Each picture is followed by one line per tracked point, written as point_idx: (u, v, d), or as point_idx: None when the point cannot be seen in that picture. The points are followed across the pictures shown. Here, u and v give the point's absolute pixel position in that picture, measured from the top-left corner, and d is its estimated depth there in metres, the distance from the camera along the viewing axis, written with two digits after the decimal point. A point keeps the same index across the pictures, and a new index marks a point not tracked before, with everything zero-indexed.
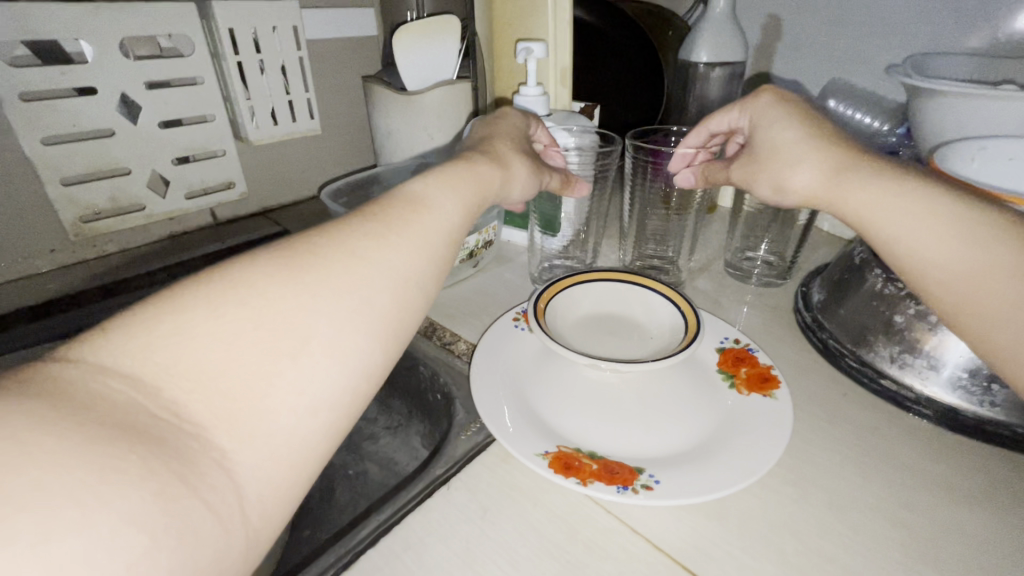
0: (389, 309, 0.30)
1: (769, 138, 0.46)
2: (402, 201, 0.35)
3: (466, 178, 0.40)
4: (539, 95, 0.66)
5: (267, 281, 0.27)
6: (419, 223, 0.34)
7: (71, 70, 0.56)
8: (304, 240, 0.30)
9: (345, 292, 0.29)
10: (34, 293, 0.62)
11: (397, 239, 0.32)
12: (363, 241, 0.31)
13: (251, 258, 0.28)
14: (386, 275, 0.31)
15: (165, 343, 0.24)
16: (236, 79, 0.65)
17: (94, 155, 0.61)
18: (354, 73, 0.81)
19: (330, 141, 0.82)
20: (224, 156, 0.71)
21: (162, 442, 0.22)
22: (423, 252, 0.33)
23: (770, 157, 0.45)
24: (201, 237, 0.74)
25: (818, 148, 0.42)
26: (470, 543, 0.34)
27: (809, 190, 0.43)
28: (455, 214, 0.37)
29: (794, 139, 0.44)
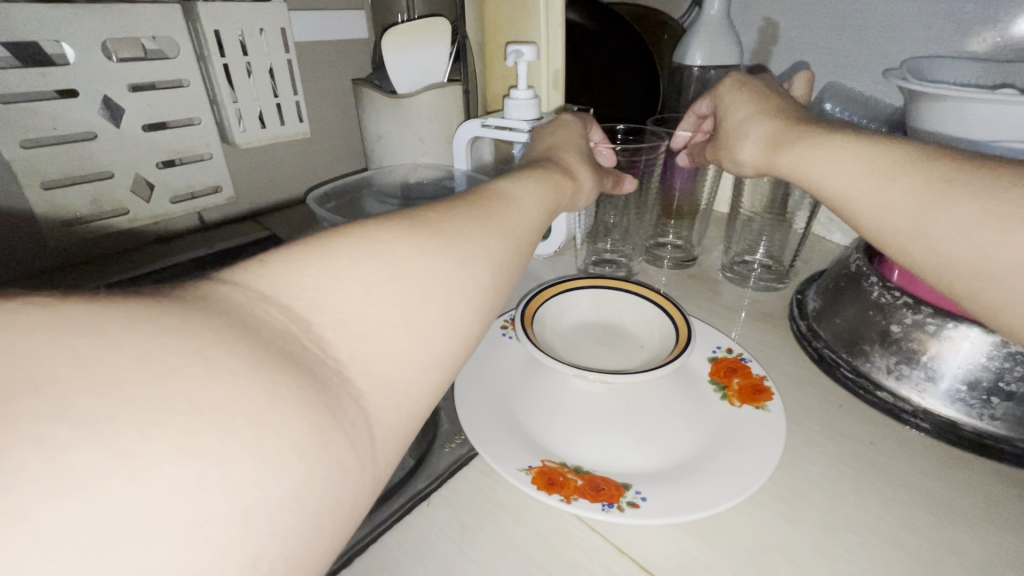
0: (490, 286, 0.30)
1: (728, 116, 0.49)
2: (493, 191, 0.36)
3: (545, 181, 0.41)
4: (530, 98, 0.65)
5: (397, 237, 0.26)
6: (512, 212, 0.35)
7: (52, 73, 0.55)
8: (423, 210, 0.30)
9: (463, 261, 0.28)
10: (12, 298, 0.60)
11: (494, 222, 0.32)
12: (470, 221, 0.31)
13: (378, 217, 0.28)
14: (487, 254, 0.30)
15: (314, 283, 0.23)
16: (223, 82, 0.65)
17: (75, 158, 0.59)
18: (344, 75, 0.80)
19: (320, 143, 0.82)
20: (210, 160, 0.70)
21: (314, 373, 0.21)
22: (519, 238, 0.34)
23: (727, 134, 0.49)
24: (186, 242, 0.73)
25: (761, 121, 0.45)
26: (449, 563, 0.33)
27: (761, 162, 0.45)
28: (540, 208, 0.38)
29: (744, 119, 0.47)
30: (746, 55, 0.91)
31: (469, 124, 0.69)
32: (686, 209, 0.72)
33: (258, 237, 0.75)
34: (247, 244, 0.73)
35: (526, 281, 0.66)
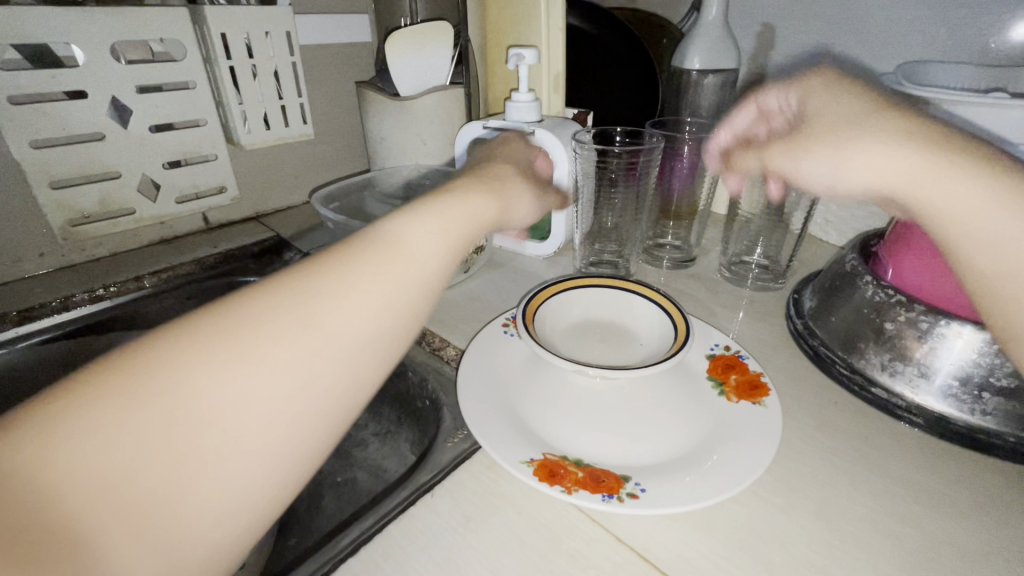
0: (332, 391, 0.27)
1: (821, 119, 0.41)
2: (372, 237, 0.31)
3: (459, 206, 0.36)
4: (530, 101, 0.66)
5: (197, 363, 0.24)
6: (391, 270, 0.30)
7: (62, 74, 0.56)
8: (255, 300, 0.27)
9: (297, 367, 0.26)
10: (21, 296, 0.61)
11: (354, 295, 0.28)
12: (317, 303, 0.27)
13: (184, 331, 0.25)
14: (335, 346, 0.27)
15: (67, 443, 0.21)
16: (229, 84, 0.66)
17: (83, 159, 0.60)
18: (348, 78, 0.81)
19: (324, 145, 0.83)
20: (215, 161, 0.71)
21: (50, 562, 0.20)
22: (393, 304, 0.30)
23: (820, 141, 0.40)
24: (191, 242, 0.74)
25: (878, 126, 0.38)
26: (453, 552, 0.34)
27: (886, 180, 0.37)
28: (443, 247, 0.33)
29: (844, 128, 0.39)
30: (744, 59, 0.92)
31: (470, 127, 0.70)
32: (684, 210, 0.74)
33: (262, 238, 0.76)
34: (251, 245, 0.74)
35: (527, 281, 0.67)
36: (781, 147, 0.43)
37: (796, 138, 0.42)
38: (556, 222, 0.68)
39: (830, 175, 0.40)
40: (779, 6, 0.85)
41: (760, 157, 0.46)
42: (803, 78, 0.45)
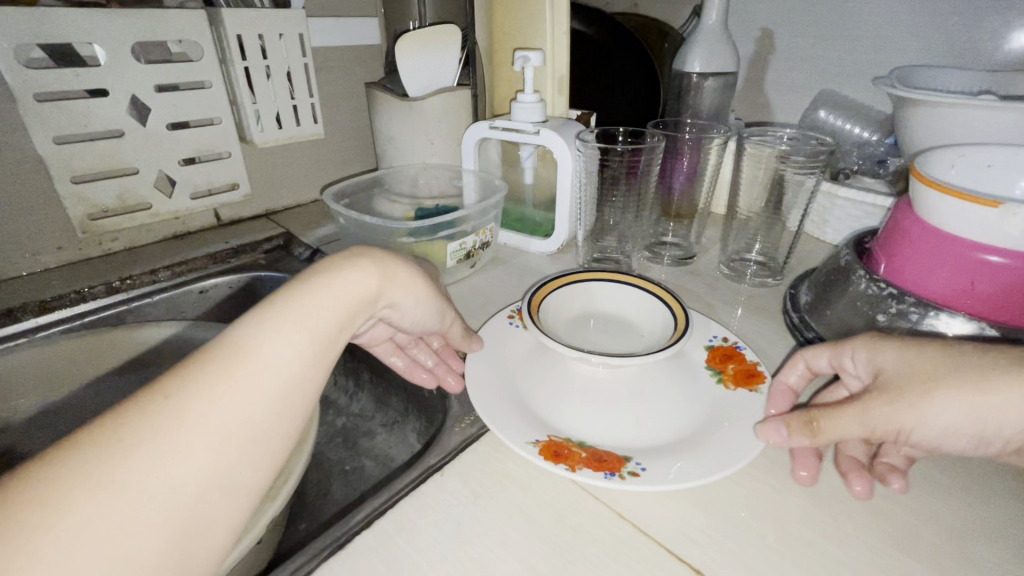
0: (207, 502, 0.26)
1: (905, 374, 0.36)
2: (209, 358, 0.29)
3: (321, 305, 0.33)
4: (535, 102, 0.68)
5: (55, 497, 0.23)
6: (235, 392, 0.28)
7: (85, 73, 0.58)
8: (116, 428, 0.25)
9: (120, 530, 0.23)
10: (39, 288, 0.63)
11: (192, 430, 0.26)
12: (137, 450, 0.25)
13: (39, 470, 0.23)
14: (169, 494, 0.25)
15: None
16: (243, 84, 0.68)
17: (103, 155, 0.62)
18: (358, 79, 0.83)
19: (333, 145, 0.85)
20: (228, 158, 0.73)
21: None
22: (241, 433, 0.28)
23: (924, 392, 0.34)
24: (203, 237, 0.76)
25: (989, 373, 0.33)
26: (462, 525, 0.35)
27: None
28: (301, 353, 0.31)
29: (959, 375, 0.34)
30: (744, 63, 0.94)
31: (477, 127, 0.72)
32: (684, 211, 0.76)
33: (272, 234, 0.78)
34: (261, 241, 0.76)
35: (531, 276, 0.69)
36: (882, 400, 0.35)
37: (895, 390, 0.35)
38: (560, 221, 0.70)
39: (972, 425, 0.33)
40: (778, 11, 0.87)
41: (862, 426, 0.36)
42: (855, 342, 0.41)
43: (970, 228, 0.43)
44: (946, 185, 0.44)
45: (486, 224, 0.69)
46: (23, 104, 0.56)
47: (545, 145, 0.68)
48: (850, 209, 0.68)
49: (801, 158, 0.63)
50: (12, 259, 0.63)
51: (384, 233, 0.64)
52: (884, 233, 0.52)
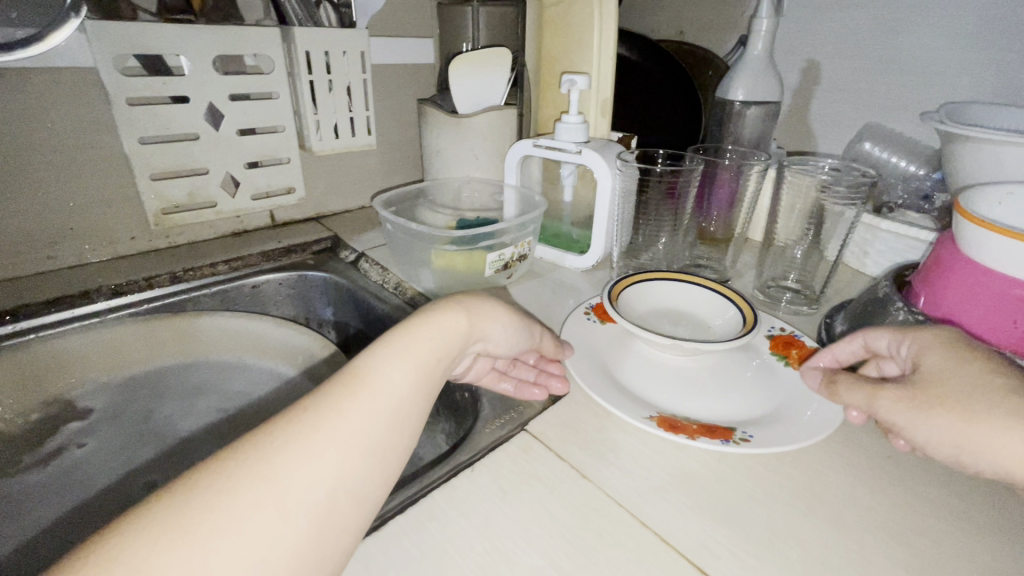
0: (339, 501, 0.31)
1: (944, 380, 0.36)
2: (339, 382, 0.35)
3: (424, 334, 0.39)
4: (579, 123, 0.70)
5: (234, 481, 0.28)
6: (361, 408, 0.34)
7: (171, 82, 0.65)
8: (275, 430, 0.31)
9: (276, 514, 0.28)
10: (112, 274, 0.69)
11: (326, 437, 0.32)
12: (289, 449, 0.30)
13: (222, 458, 0.29)
14: (310, 490, 0.30)
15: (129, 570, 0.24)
16: (307, 96, 0.73)
17: (179, 156, 0.69)
18: (410, 95, 0.88)
19: (382, 156, 0.89)
20: (287, 164, 0.79)
21: None
22: (364, 446, 0.33)
23: (932, 402, 0.35)
24: (260, 235, 0.82)
25: (1010, 413, 0.32)
26: (489, 518, 0.37)
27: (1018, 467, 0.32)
28: (409, 378, 0.37)
29: (984, 409, 0.33)
30: (788, 93, 0.94)
31: (520, 144, 0.75)
32: (720, 236, 0.77)
33: (322, 237, 0.83)
34: (311, 243, 0.81)
35: (564, 292, 0.70)
36: (893, 397, 0.37)
37: (911, 392, 0.37)
38: (596, 238, 0.72)
39: (954, 448, 0.34)
40: (826, 44, 0.87)
41: (871, 407, 0.39)
42: (916, 332, 0.41)
43: (1013, 265, 0.43)
44: (991, 221, 0.44)
45: (524, 238, 0.72)
46: (117, 107, 0.63)
47: (586, 164, 0.70)
48: (891, 242, 0.68)
49: (841, 189, 0.64)
50: (93, 246, 0.69)
51: (427, 240, 0.67)
52: (924, 265, 0.52)
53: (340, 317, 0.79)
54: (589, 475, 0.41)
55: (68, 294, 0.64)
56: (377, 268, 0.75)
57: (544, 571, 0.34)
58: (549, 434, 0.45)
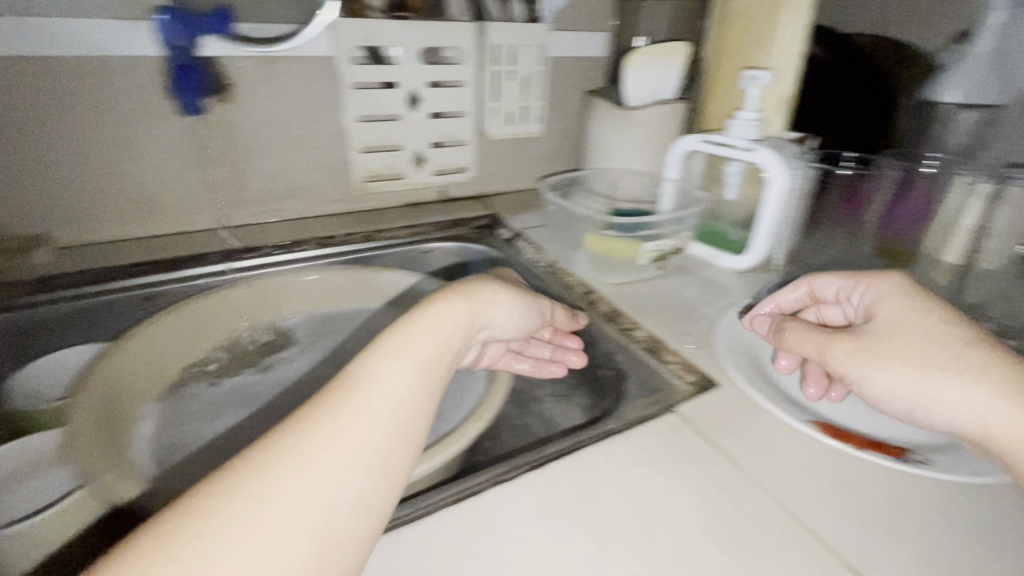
0: (344, 509, 0.30)
1: (893, 335, 0.42)
2: (337, 388, 0.35)
3: (424, 327, 0.41)
4: (754, 121, 0.69)
5: (225, 503, 0.28)
6: (357, 413, 0.33)
7: (386, 70, 0.76)
8: (268, 446, 0.31)
9: (271, 538, 0.27)
10: (319, 229, 0.83)
11: (322, 447, 0.31)
12: (279, 465, 0.30)
13: (213, 481, 0.29)
14: (308, 503, 0.29)
15: None
16: (488, 87, 0.84)
17: (384, 133, 0.81)
18: (581, 87, 0.92)
19: (546, 143, 0.95)
20: (464, 145, 0.88)
21: None
22: (362, 450, 0.32)
23: (890, 353, 0.41)
24: (432, 207, 0.92)
25: (954, 365, 0.39)
26: (639, 481, 0.40)
27: (965, 418, 0.38)
28: (409, 376, 0.37)
29: (946, 362, 0.39)
30: None
31: (686, 140, 0.75)
32: (901, 253, 0.71)
33: (482, 215, 0.91)
34: (474, 219, 0.89)
35: (718, 291, 0.69)
36: (847, 347, 0.43)
37: (867, 345, 0.43)
38: (757, 239, 0.69)
39: (906, 397, 0.41)
40: None
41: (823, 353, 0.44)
42: (871, 285, 0.47)
43: None
44: None
45: (681, 232, 0.73)
46: (346, 90, 0.76)
47: (756, 163, 0.68)
48: None
49: None
50: (309, 204, 0.84)
51: (583, 223, 0.74)
52: None
53: None
54: (740, 464, 0.41)
55: (288, 241, 0.79)
56: (532, 247, 0.81)
57: (690, 536, 0.36)
58: (698, 420, 0.46)
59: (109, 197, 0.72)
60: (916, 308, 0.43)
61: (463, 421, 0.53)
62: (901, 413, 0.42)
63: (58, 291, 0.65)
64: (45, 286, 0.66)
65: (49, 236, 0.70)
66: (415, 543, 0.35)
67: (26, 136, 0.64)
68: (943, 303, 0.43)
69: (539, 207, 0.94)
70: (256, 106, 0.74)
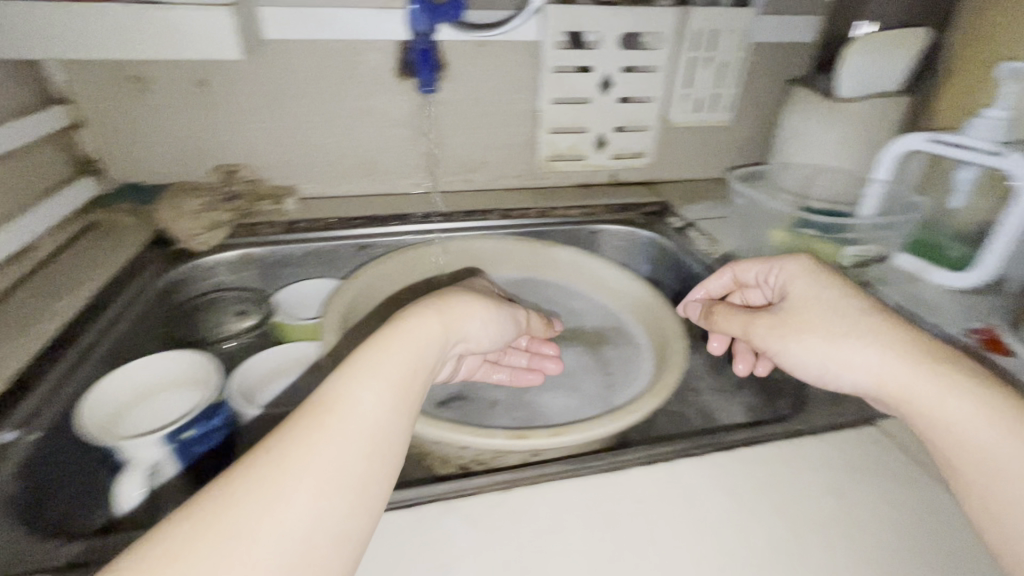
0: (324, 539, 0.30)
1: (803, 308, 0.46)
2: (309, 413, 0.34)
3: (401, 343, 0.39)
4: (1002, 120, 0.60)
5: (191, 549, 0.27)
6: (331, 439, 0.32)
7: (585, 55, 0.79)
8: (232, 483, 0.30)
9: None
10: (502, 201, 0.90)
11: (295, 480, 0.30)
12: (248, 503, 0.29)
13: (174, 525, 0.28)
14: (282, 540, 0.28)
15: None
16: (681, 73, 0.83)
17: (574, 116, 0.85)
18: (779, 75, 0.88)
19: (729, 134, 0.93)
20: (646, 131, 0.89)
21: None
22: (338, 477, 0.31)
23: (805, 328, 0.45)
24: (604, 189, 0.95)
25: (853, 331, 0.43)
26: (836, 483, 0.41)
27: (877, 378, 0.42)
28: (385, 395, 0.36)
29: (847, 330, 0.43)
30: None
31: (910, 137, 0.67)
32: None
33: (652, 202, 0.91)
34: (644, 206, 0.90)
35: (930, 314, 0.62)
36: (767, 325, 0.47)
37: (782, 320, 0.47)
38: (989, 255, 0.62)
39: (823, 364, 0.44)
40: None
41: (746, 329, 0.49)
42: (777, 265, 0.52)
43: None
44: None
45: (888, 239, 0.70)
46: (545, 73, 0.81)
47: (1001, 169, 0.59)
48: None
49: None
50: (494, 177, 0.92)
51: (771, 218, 0.74)
52: None
53: (655, 275, 0.86)
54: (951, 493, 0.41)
55: (476, 210, 0.88)
56: (705, 239, 0.80)
57: (893, 547, 0.37)
58: (900, 438, 0.45)
59: (342, 158, 0.86)
60: (818, 284, 0.47)
61: (638, 395, 0.56)
62: (817, 379, 0.46)
63: (304, 233, 0.80)
64: (296, 228, 0.81)
65: (297, 186, 0.87)
66: (615, 489, 0.39)
67: (295, 104, 0.80)
68: (845, 278, 0.47)
69: (712, 198, 0.92)
70: (466, 85, 0.82)
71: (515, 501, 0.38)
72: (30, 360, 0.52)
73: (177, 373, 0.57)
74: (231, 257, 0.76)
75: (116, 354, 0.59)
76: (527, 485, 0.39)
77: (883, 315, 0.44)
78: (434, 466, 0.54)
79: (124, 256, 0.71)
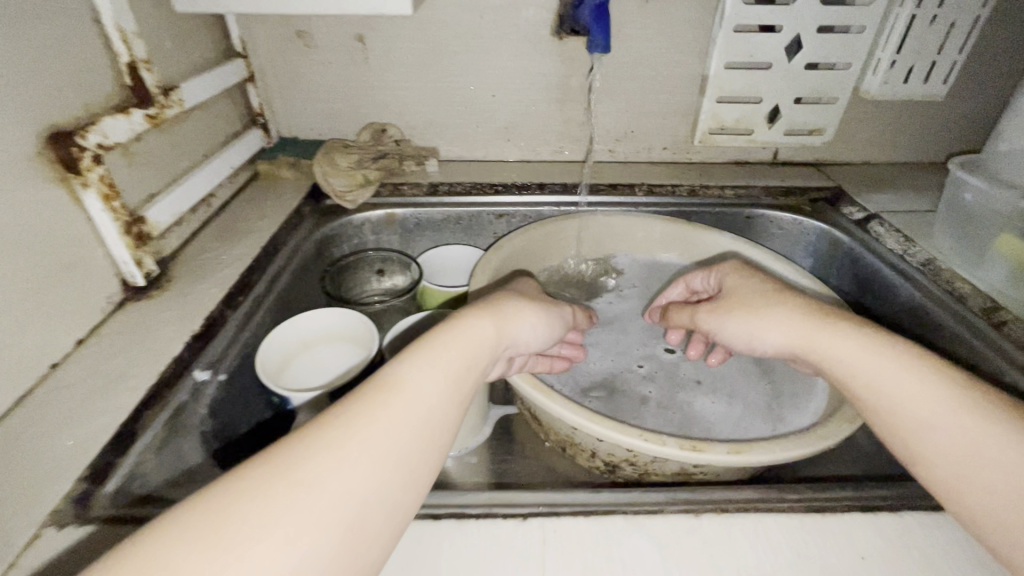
0: (380, 505, 0.28)
1: (732, 293, 0.48)
2: (371, 387, 0.32)
3: (450, 340, 0.37)
4: None
5: (255, 496, 0.25)
6: (393, 412, 0.31)
7: (777, 11, 0.67)
8: (297, 441, 0.28)
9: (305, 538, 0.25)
10: (647, 175, 0.83)
11: (359, 445, 0.29)
12: (316, 457, 0.27)
13: (241, 472, 0.27)
14: (345, 499, 0.27)
15: None
16: (893, 35, 0.69)
17: (747, 83, 0.74)
18: (1018, 41, 0.73)
19: (930, 113, 0.80)
20: (831, 104, 0.76)
21: None
22: (396, 452, 0.29)
23: (734, 307, 0.46)
24: (763, 169, 0.85)
25: (765, 304, 0.45)
26: None
27: (800, 344, 0.42)
28: (443, 383, 0.34)
29: (768, 307, 0.45)
30: None
31: None
32: None
33: (825, 186, 0.79)
34: (813, 190, 0.79)
35: None
36: (706, 307, 0.49)
37: (716, 303, 0.48)
38: None
39: (752, 336, 0.44)
40: None
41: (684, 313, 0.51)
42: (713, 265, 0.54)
43: None
44: None
45: None
46: (723, 33, 0.70)
47: None
48: None
49: None
50: (640, 148, 0.85)
51: (1000, 217, 0.59)
52: None
53: (819, 270, 0.75)
54: None
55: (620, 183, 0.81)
56: (897, 235, 0.68)
57: None
58: None
59: (485, 121, 0.83)
60: (746, 278, 0.49)
61: (819, 418, 0.48)
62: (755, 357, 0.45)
63: (446, 198, 0.79)
64: (437, 190, 0.80)
65: (436, 148, 0.86)
66: (830, 537, 0.34)
67: (449, 63, 0.77)
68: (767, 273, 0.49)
69: (899, 187, 0.79)
70: (628, 45, 0.75)
71: (710, 530, 0.34)
72: (219, 303, 0.55)
73: (341, 327, 0.59)
74: (375, 216, 0.77)
75: (280, 305, 0.62)
76: (719, 511, 0.35)
77: (801, 296, 0.45)
78: (578, 457, 0.52)
79: (284, 209, 0.74)
